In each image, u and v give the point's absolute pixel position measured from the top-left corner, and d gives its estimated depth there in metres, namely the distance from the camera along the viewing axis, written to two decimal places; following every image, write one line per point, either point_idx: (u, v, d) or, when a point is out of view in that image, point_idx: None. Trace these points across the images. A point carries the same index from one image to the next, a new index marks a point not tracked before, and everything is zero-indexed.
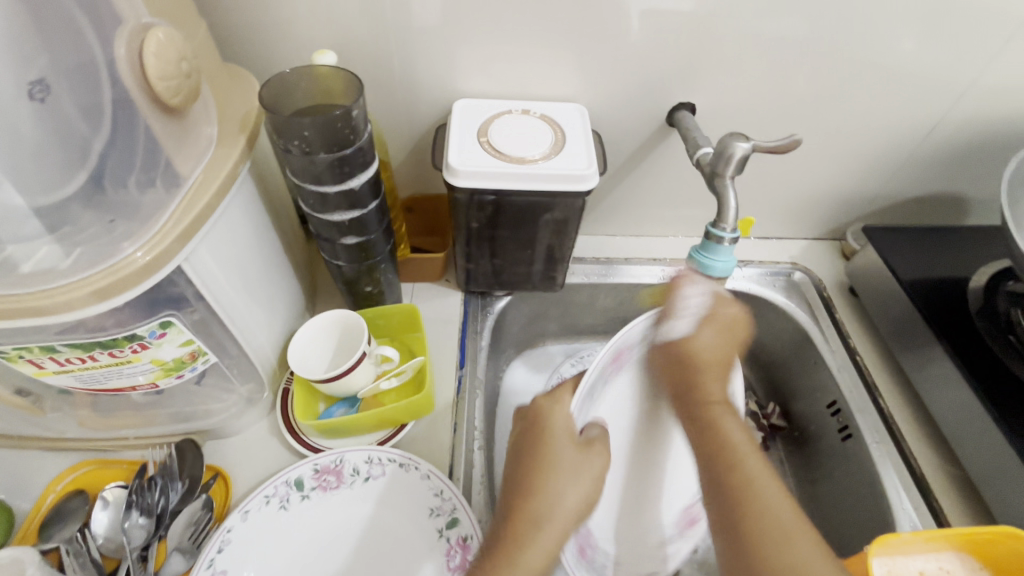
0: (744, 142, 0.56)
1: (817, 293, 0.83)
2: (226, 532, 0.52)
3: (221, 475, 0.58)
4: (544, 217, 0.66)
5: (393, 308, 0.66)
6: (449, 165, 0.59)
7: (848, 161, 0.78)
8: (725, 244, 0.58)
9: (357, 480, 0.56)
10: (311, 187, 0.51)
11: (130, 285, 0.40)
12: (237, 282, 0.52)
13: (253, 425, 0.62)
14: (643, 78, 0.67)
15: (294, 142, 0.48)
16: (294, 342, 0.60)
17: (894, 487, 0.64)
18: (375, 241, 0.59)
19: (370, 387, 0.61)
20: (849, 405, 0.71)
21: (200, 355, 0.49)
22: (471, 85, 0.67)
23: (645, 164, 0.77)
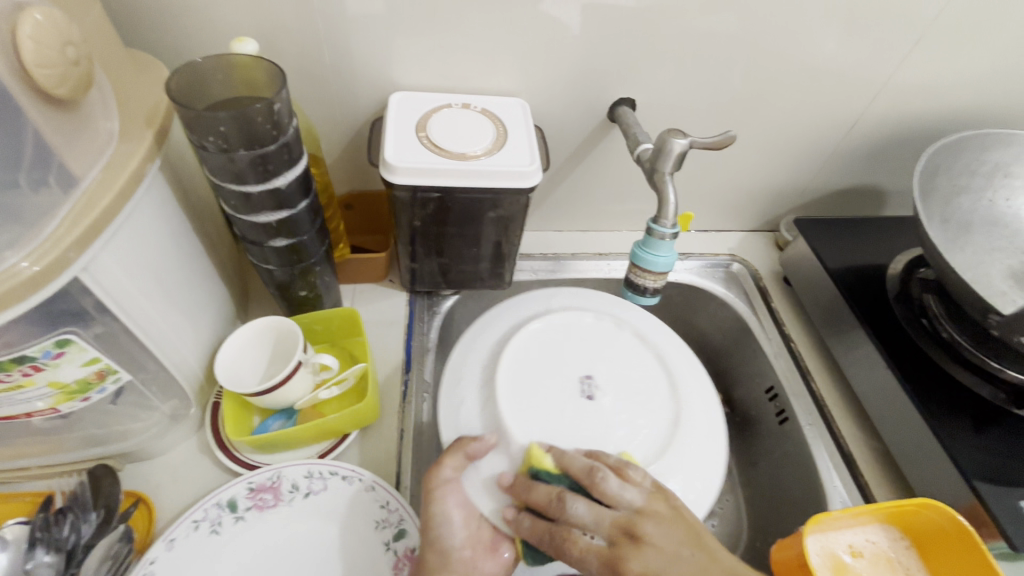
0: (681, 138, 0.56)
1: (754, 283, 0.86)
2: (149, 564, 0.48)
3: (143, 501, 0.53)
4: (489, 214, 0.64)
5: (331, 312, 0.62)
6: (386, 161, 0.57)
7: (779, 156, 0.81)
8: (666, 240, 0.59)
9: (296, 497, 0.53)
10: (231, 187, 0.47)
11: (16, 299, 0.36)
12: (152, 291, 0.47)
13: (180, 443, 0.58)
14: (584, 72, 0.67)
15: (210, 139, 0.44)
16: (221, 354, 0.56)
17: (825, 466, 0.68)
18: (308, 242, 0.56)
19: (309, 398, 0.57)
20: (785, 389, 0.75)
21: (110, 373, 0.45)
22: (407, 76, 0.64)
23: (588, 160, 0.78)
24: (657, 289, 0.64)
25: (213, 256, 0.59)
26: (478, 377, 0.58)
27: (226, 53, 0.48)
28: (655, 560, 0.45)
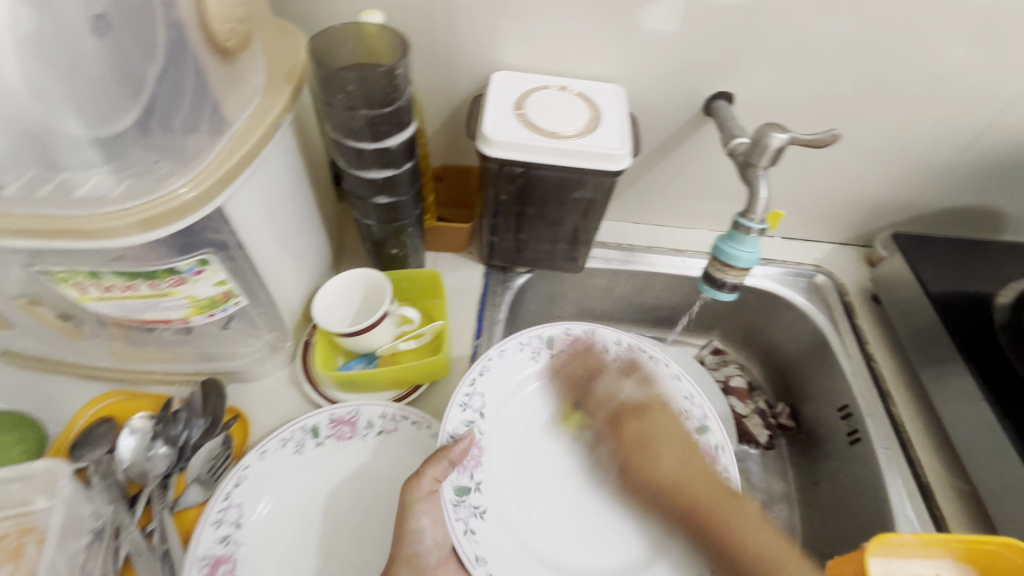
0: (781, 133, 0.55)
1: (838, 296, 0.82)
2: (244, 468, 0.54)
3: (240, 417, 0.61)
4: (572, 196, 0.66)
5: (415, 272, 0.67)
6: (483, 133, 0.60)
7: (881, 167, 0.77)
8: (752, 235, 0.58)
9: (371, 433, 0.58)
10: (349, 142, 0.52)
11: (171, 220, 0.42)
12: (273, 231, 0.53)
13: (276, 371, 0.65)
14: (683, 66, 0.67)
15: (338, 97, 0.49)
16: (320, 295, 0.62)
17: (898, 494, 0.64)
18: (405, 204, 0.61)
19: (389, 346, 0.62)
20: (861, 410, 0.72)
21: (232, 296, 0.51)
22: (508, 57, 0.67)
23: (676, 153, 0.77)
24: (736, 285, 0.62)
25: (321, 208, 0.66)
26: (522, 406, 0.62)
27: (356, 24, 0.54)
28: (751, 538, 0.54)
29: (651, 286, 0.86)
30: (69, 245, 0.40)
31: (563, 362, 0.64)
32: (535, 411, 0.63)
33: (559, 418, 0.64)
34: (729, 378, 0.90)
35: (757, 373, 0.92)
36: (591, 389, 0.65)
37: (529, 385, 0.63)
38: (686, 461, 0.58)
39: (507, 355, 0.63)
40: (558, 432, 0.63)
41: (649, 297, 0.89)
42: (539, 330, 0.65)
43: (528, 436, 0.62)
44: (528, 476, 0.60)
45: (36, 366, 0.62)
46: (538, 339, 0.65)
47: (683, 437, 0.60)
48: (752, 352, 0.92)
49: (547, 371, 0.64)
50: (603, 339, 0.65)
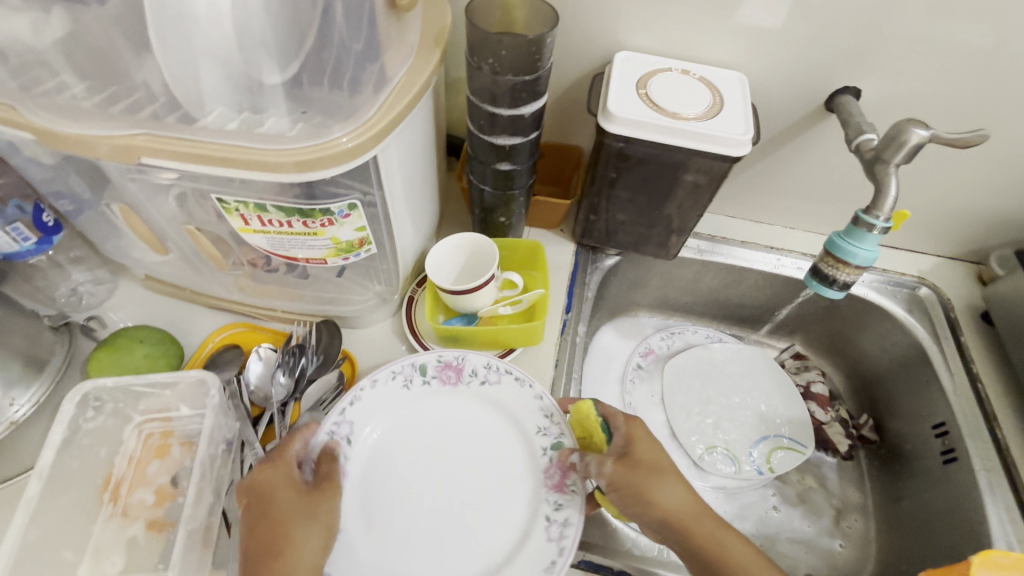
0: (922, 129, 0.53)
1: (943, 312, 0.78)
2: (360, 389, 0.58)
3: (349, 358, 0.65)
4: (682, 180, 0.67)
5: (517, 241, 0.69)
6: (606, 109, 0.61)
7: (1011, 180, 0.73)
8: (873, 233, 0.57)
9: (474, 381, 0.61)
10: (485, 106, 0.55)
11: (334, 163, 0.46)
12: (404, 187, 0.57)
13: (381, 321, 0.69)
14: (813, 56, 0.65)
15: (487, 61, 0.51)
16: (433, 252, 0.65)
17: (997, 519, 0.62)
18: (522, 174, 0.63)
19: (490, 309, 0.65)
20: (961, 429, 0.69)
21: (366, 243, 0.55)
22: (631, 38, 0.68)
23: (786, 148, 0.76)
24: (848, 284, 0.60)
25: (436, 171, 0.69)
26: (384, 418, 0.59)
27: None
28: (680, 501, 0.50)
29: (739, 282, 0.86)
30: (250, 174, 0.46)
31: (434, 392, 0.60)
32: (389, 440, 0.58)
33: (425, 446, 0.58)
34: (810, 384, 0.88)
35: (841, 382, 0.89)
36: (447, 419, 0.59)
37: (395, 407, 0.59)
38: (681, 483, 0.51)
39: (381, 384, 0.59)
40: (427, 462, 0.57)
41: (734, 292, 0.88)
42: (413, 357, 0.61)
43: (415, 469, 0.56)
44: (406, 504, 0.54)
45: (173, 293, 0.69)
46: (412, 366, 0.60)
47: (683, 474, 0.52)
48: (836, 360, 0.90)
49: (432, 403, 0.60)
50: (469, 367, 0.60)
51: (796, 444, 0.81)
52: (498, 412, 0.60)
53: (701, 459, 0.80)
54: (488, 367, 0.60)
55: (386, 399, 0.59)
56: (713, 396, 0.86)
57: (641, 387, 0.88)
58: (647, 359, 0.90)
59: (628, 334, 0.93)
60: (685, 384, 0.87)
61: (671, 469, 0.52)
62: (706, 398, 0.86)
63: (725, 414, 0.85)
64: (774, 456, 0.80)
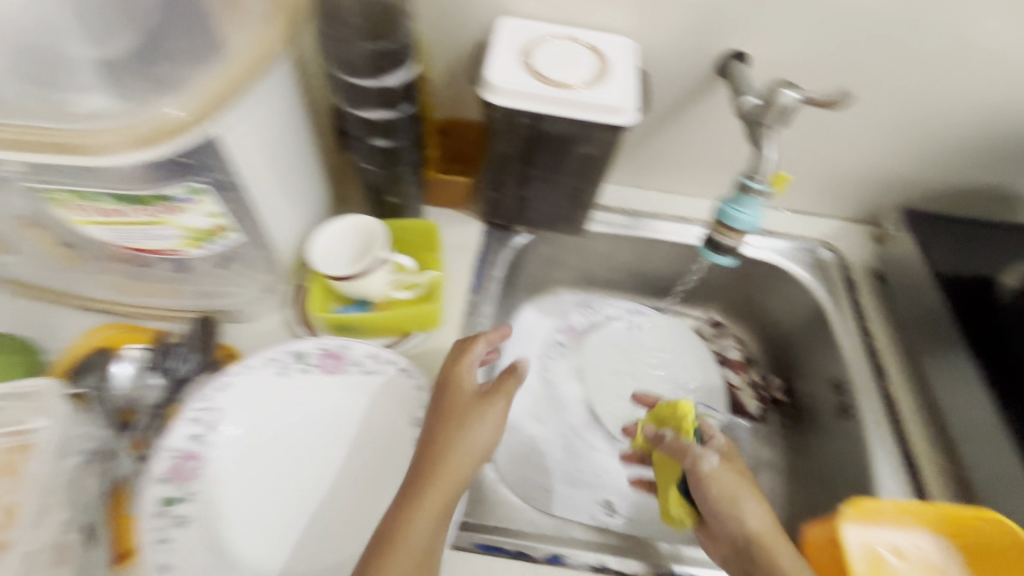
0: (792, 91, 0.53)
1: (841, 273, 0.81)
2: (228, 377, 0.53)
3: (232, 354, 0.61)
4: (576, 151, 0.65)
5: (415, 223, 0.67)
6: (486, 80, 0.58)
7: (896, 140, 0.75)
8: (755, 197, 0.57)
9: (356, 371, 0.57)
10: (346, 77, 0.52)
11: (167, 137, 0.42)
12: (271, 168, 0.53)
13: (270, 314, 0.65)
14: (699, 21, 0.64)
15: (337, 27, 0.48)
16: (317, 238, 0.62)
17: (884, 469, 0.65)
18: (405, 149, 0.61)
19: (382, 292, 0.62)
20: (855, 385, 0.72)
21: (226, 230, 0.52)
22: (515, 4, 0.65)
23: (685, 117, 0.75)
24: (736, 249, 0.61)
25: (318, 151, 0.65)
26: (255, 408, 0.54)
27: None
28: (755, 520, 0.52)
29: (652, 254, 0.86)
30: (69, 162, 0.42)
31: (311, 380, 0.56)
32: (258, 430, 0.53)
33: (300, 436, 0.54)
34: (724, 351, 0.90)
35: (755, 347, 0.91)
36: (324, 408, 0.56)
37: (268, 398, 0.54)
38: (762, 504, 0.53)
39: (254, 372, 0.54)
40: (301, 452, 0.53)
41: (650, 264, 0.88)
42: (290, 343, 0.55)
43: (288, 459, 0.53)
44: (273, 497, 0.51)
45: (32, 295, 0.63)
46: (289, 352, 0.56)
47: (763, 496, 0.54)
48: (749, 326, 0.91)
49: (309, 391, 0.55)
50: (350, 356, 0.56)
51: (709, 410, 0.83)
52: (379, 402, 0.56)
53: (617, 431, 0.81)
54: (374, 357, 0.57)
55: (259, 388, 0.54)
56: (631, 368, 0.87)
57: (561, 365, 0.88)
58: (567, 337, 0.90)
59: (550, 313, 0.93)
60: (603, 359, 0.88)
61: (756, 493, 0.54)
62: (625, 371, 0.87)
63: (641, 385, 0.86)
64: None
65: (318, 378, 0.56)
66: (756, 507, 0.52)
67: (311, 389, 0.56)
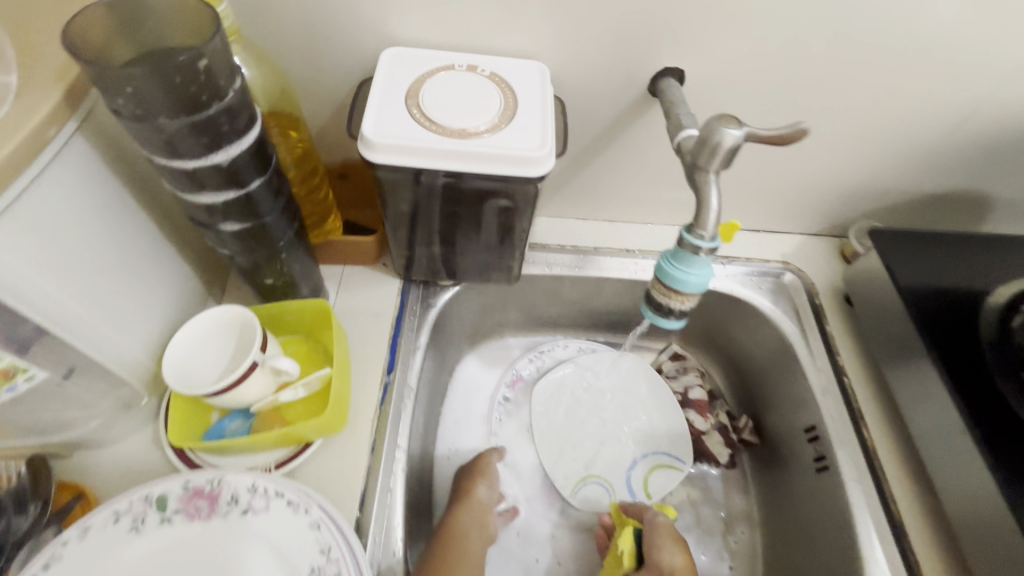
0: (735, 128, 0.43)
1: (807, 299, 0.73)
2: (61, 545, 0.42)
3: (84, 498, 0.48)
4: (490, 203, 0.54)
5: (302, 304, 0.55)
6: (363, 135, 0.47)
7: (861, 149, 0.66)
8: (701, 256, 0.47)
9: (233, 511, 0.46)
10: (162, 161, 0.38)
11: None
12: (77, 280, 0.40)
13: (133, 433, 0.52)
14: (623, 35, 0.54)
15: (121, 101, 0.34)
16: (172, 345, 0.49)
17: (867, 537, 0.57)
18: (270, 224, 0.48)
19: (268, 400, 0.51)
20: (829, 434, 0.64)
21: (20, 371, 0.39)
22: (404, 26, 0.53)
23: (621, 141, 0.65)
24: (685, 312, 0.51)
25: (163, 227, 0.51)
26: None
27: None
28: (672, 559, 0.58)
29: (601, 292, 0.76)
30: None
31: (176, 533, 0.45)
32: None
33: None
34: (688, 389, 0.79)
35: (721, 380, 0.82)
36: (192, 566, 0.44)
37: (120, 568, 0.43)
38: (682, 551, 0.59)
39: (99, 531, 0.44)
40: None
41: (600, 302, 0.78)
42: (148, 487, 0.46)
43: None
44: None
45: None
46: (145, 500, 0.45)
47: (687, 550, 0.60)
48: (714, 356, 0.83)
49: (173, 546, 0.44)
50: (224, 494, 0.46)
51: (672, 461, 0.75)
52: (262, 548, 0.45)
53: (574, 493, 0.72)
54: (253, 490, 0.46)
55: (104, 554, 0.43)
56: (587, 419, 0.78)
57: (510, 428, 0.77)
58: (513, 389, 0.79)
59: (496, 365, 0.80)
60: (556, 414, 0.78)
61: (681, 546, 0.60)
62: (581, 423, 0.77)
63: (599, 443, 0.76)
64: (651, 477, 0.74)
65: (182, 528, 0.45)
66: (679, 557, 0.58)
67: (176, 544, 0.44)
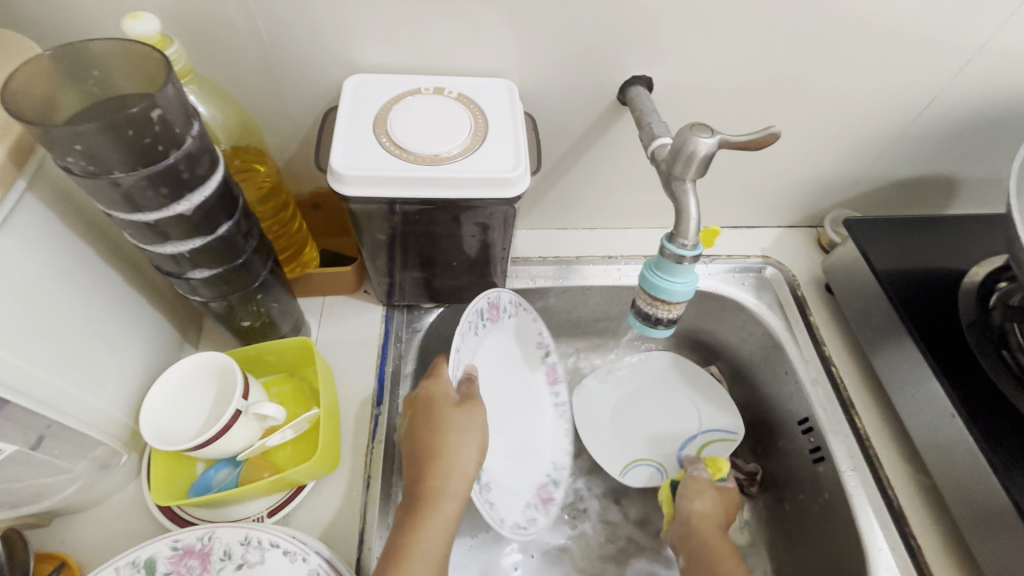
0: (707, 136, 0.43)
1: (790, 292, 0.74)
2: None
3: (67, 565, 0.46)
4: (467, 224, 0.54)
5: (283, 342, 0.54)
6: (332, 169, 0.46)
7: (832, 141, 0.67)
8: (684, 265, 0.46)
9: (226, 568, 0.43)
10: (122, 217, 0.37)
11: None
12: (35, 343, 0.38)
13: (111, 494, 0.50)
14: (589, 49, 0.54)
15: (74, 159, 0.33)
16: (149, 400, 0.47)
17: (869, 524, 0.57)
18: (242, 267, 0.46)
19: (254, 449, 0.49)
20: (822, 425, 0.64)
21: None
22: (369, 52, 0.52)
23: (594, 150, 0.65)
24: (673, 320, 0.51)
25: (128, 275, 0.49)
26: None
27: (131, 33, 0.39)
28: (697, 504, 0.61)
29: (587, 301, 0.75)
30: None
31: None
32: None
33: None
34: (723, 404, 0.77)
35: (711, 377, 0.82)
36: None
37: None
38: (710, 498, 0.62)
39: None
40: None
41: (587, 311, 0.77)
42: (134, 552, 0.43)
43: None
44: None
45: None
46: (132, 566, 0.43)
47: (716, 495, 0.62)
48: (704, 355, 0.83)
49: None
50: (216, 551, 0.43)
51: (728, 433, 0.72)
52: None
53: (624, 477, 0.68)
54: (247, 543, 0.44)
55: None
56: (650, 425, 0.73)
57: (555, 424, 0.69)
58: (492, 318, 0.63)
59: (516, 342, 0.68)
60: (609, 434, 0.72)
61: (709, 491, 0.62)
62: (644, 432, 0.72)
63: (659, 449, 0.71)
64: (706, 452, 0.71)
65: None
66: (705, 503, 0.61)
67: None
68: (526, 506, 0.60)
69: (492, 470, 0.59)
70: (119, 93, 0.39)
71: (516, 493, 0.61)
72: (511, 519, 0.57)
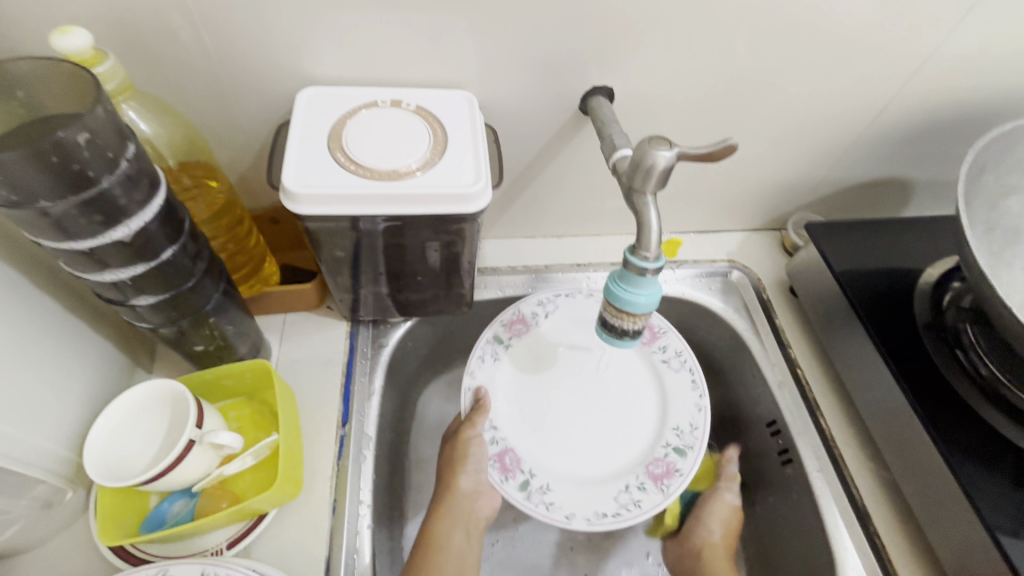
0: (666, 149, 0.43)
1: (755, 295, 0.75)
2: None
3: None
4: (430, 239, 0.52)
5: (240, 365, 0.52)
6: (285, 187, 0.44)
7: (791, 146, 0.68)
8: (648, 277, 0.46)
9: None
10: (51, 246, 0.34)
11: None
12: None
13: (56, 533, 0.47)
14: (549, 60, 0.53)
15: None
16: (94, 434, 0.45)
17: (835, 524, 0.58)
18: (192, 290, 0.44)
19: (211, 478, 0.47)
20: (789, 427, 0.65)
21: None
22: (322, 64, 0.50)
23: (559, 160, 0.64)
24: (639, 330, 0.50)
25: (68, 300, 0.47)
26: None
27: (57, 49, 0.37)
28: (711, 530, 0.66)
29: None
30: None
31: None
32: None
33: None
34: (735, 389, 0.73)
35: None
36: None
37: None
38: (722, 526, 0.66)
39: None
40: None
41: None
42: None
43: None
44: None
45: None
46: None
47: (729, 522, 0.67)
48: None
49: None
50: None
51: None
52: None
53: None
54: None
55: None
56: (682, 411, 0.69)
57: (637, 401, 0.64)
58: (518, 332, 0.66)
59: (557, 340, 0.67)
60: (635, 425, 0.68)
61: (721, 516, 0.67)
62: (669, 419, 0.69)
63: None
64: None
65: None
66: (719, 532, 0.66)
67: None
68: (621, 492, 0.57)
69: (554, 469, 0.58)
70: (43, 112, 0.36)
71: (608, 480, 0.58)
72: (582, 510, 0.55)
